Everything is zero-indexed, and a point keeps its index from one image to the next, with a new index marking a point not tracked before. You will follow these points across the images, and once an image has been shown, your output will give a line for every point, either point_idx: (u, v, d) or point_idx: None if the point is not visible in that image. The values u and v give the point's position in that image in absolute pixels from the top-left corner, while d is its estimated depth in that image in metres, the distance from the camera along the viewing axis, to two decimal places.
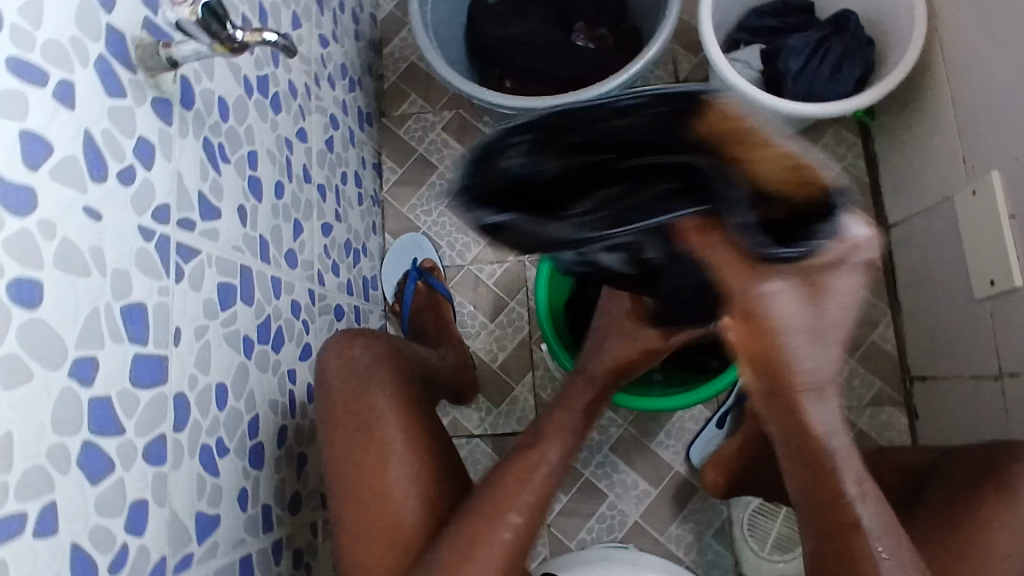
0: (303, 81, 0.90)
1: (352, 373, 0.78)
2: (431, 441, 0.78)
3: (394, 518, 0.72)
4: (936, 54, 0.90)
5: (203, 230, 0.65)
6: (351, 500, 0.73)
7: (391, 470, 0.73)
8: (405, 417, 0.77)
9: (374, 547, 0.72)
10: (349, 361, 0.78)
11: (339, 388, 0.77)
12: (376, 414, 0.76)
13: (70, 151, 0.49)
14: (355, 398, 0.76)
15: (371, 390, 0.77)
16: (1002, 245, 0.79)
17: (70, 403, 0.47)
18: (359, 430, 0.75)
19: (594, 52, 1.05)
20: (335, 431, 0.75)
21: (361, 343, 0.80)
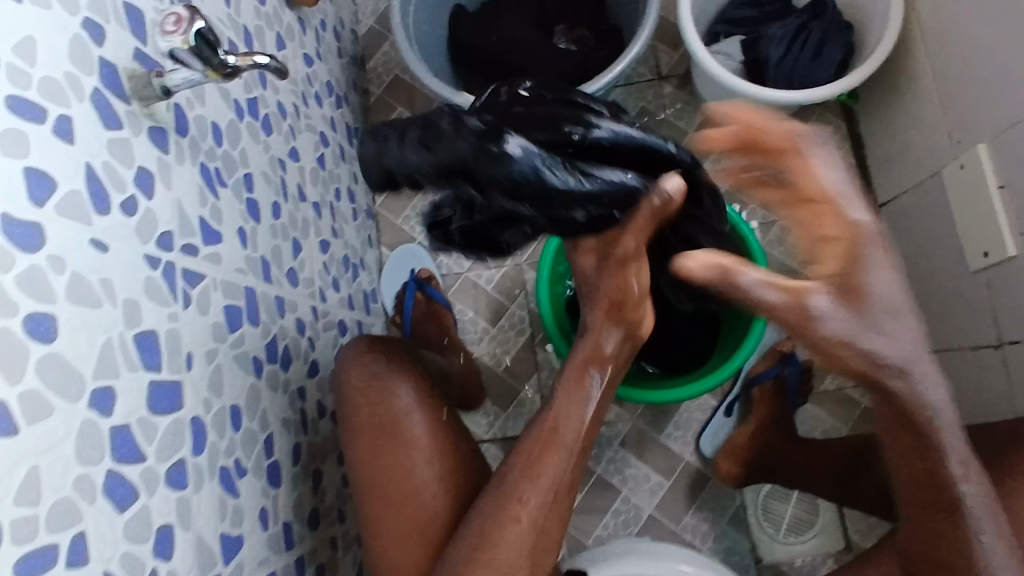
0: (291, 101, 0.90)
1: (369, 379, 0.77)
2: (454, 439, 0.79)
3: (428, 519, 0.73)
4: (913, 33, 0.92)
5: (207, 254, 0.65)
6: (383, 506, 0.74)
7: (418, 472, 0.74)
8: (426, 412, 0.78)
9: (408, 540, 0.73)
10: (365, 367, 0.78)
11: (359, 395, 0.77)
12: (398, 417, 0.76)
13: (73, 185, 0.49)
14: (376, 403, 0.77)
15: (390, 389, 0.77)
16: (993, 215, 0.80)
17: (91, 435, 0.47)
18: (383, 435, 0.75)
19: (577, 54, 1.06)
20: (359, 438, 0.76)
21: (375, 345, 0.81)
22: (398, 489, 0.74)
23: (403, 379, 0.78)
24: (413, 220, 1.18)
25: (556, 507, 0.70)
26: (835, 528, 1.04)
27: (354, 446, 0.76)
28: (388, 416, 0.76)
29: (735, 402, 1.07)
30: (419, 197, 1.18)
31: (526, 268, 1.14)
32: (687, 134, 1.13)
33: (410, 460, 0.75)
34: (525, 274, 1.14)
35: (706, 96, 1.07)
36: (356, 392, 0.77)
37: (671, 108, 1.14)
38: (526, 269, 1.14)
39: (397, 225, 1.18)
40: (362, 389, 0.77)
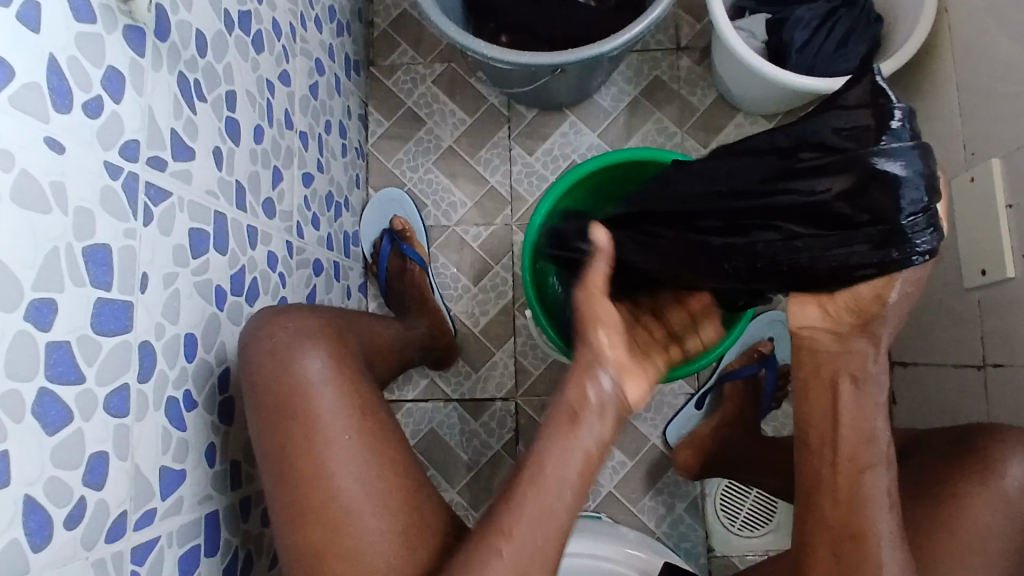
0: (287, 21, 0.85)
1: (279, 351, 0.68)
2: (375, 420, 0.70)
3: (345, 517, 0.65)
4: (945, 35, 0.88)
5: (175, 170, 0.61)
6: (296, 501, 0.65)
7: (332, 463, 0.66)
8: (337, 391, 0.69)
9: (314, 535, 0.65)
10: (270, 340, 0.69)
11: (264, 372, 0.67)
12: (311, 400, 0.67)
13: (33, 77, 0.45)
14: (280, 379, 0.67)
15: (295, 366, 0.68)
16: (998, 235, 0.78)
17: (27, 348, 0.44)
18: (294, 418, 0.66)
19: (595, 12, 1.00)
20: (264, 419, 0.67)
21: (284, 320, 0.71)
22: (311, 480, 0.65)
23: (306, 355, 0.69)
24: (405, 165, 1.13)
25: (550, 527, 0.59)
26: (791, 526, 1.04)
27: (259, 428, 0.67)
28: (299, 397, 0.67)
29: (706, 396, 1.04)
30: (415, 142, 1.13)
31: (516, 230, 1.10)
32: (698, 112, 1.10)
33: (322, 448, 0.66)
34: (514, 236, 1.10)
35: (722, 73, 1.03)
36: (260, 369, 0.68)
37: (685, 83, 1.11)
38: (516, 231, 1.11)
39: (388, 168, 1.13)
40: (268, 365, 0.67)
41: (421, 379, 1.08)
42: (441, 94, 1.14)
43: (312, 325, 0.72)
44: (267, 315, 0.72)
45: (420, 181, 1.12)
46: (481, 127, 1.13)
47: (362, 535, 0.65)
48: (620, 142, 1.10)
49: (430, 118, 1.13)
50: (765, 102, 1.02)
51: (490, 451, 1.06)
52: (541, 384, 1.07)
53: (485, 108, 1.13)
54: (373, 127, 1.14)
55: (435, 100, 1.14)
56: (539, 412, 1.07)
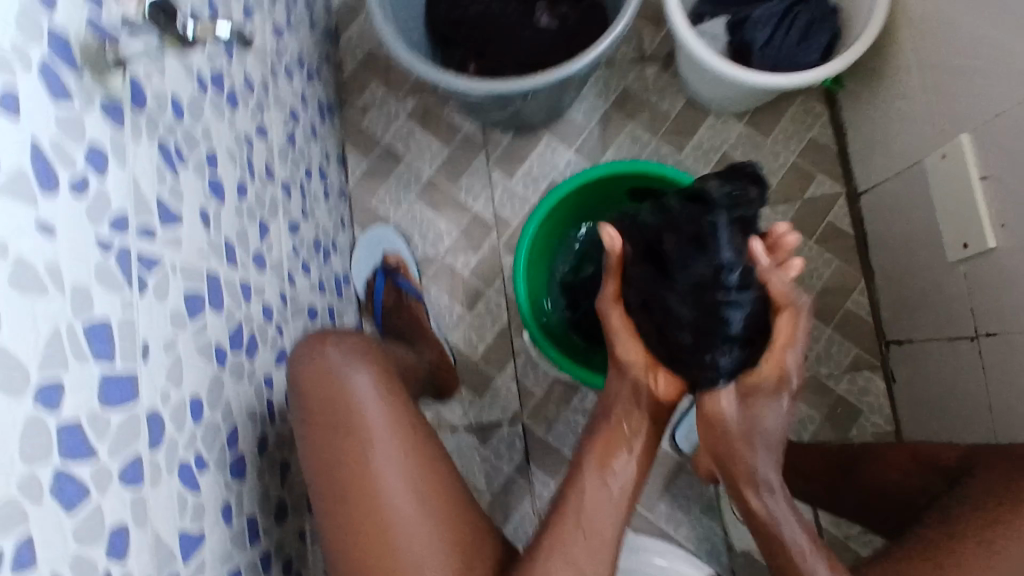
0: (259, 75, 0.86)
1: (330, 371, 0.71)
2: (423, 438, 0.72)
3: (394, 529, 0.66)
4: (901, 19, 0.90)
5: (165, 237, 0.62)
6: (348, 514, 0.67)
7: (383, 474, 0.67)
8: (385, 406, 0.71)
9: (365, 548, 0.66)
10: (321, 359, 0.72)
11: (315, 389, 0.70)
12: (360, 414, 0.69)
13: (18, 164, 0.45)
14: (332, 396, 0.70)
15: (347, 385, 0.70)
16: (974, 207, 0.80)
17: (39, 432, 0.44)
18: (345, 431, 0.69)
19: (558, 33, 1.02)
20: (316, 435, 0.69)
21: (333, 340, 0.74)
22: (361, 492, 0.67)
23: (357, 371, 0.72)
24: (388, 201, 1.14)
25: (596, 551, 0.68)
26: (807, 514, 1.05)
27: (310, 445, 0.69)
28: (349, 411, 0.69)
29: None
30: (395, 177, 1.14)
31: (504, 253, 1.12)
32: (669, 118, 1.12)
33: (373, 460, 0.68)
34: (502, 259, 1.11)
35: (688, 79, 1.05)
36: (312, 388, 0.71)
37: (653, 91, 1.13)
38: (504, 254, 1.12)
39: (371, 207, 1.14)
40: (319, 383, 0.71)
41: (426, 410, 1.08)
42: (416, 128, 1.15)
43: (359, 346, 0.76)
44: (317, 339, 0.75)
45: (405, 215, 1.13)
46: (459, 156, 1.14)
47: (410, 546, 0.65)
48: (597, 156, 1.12)
49: (407, 152, 1.15)
50: (734, 101, 1.04)
51: (503, 474, 1.06)
52: (546, 402, 1.08)
53: (460, 137, 1.15)
54: (352, 167, 1.15)
55: (411, 134, 1.15)
56: (547, 430, 1.07)
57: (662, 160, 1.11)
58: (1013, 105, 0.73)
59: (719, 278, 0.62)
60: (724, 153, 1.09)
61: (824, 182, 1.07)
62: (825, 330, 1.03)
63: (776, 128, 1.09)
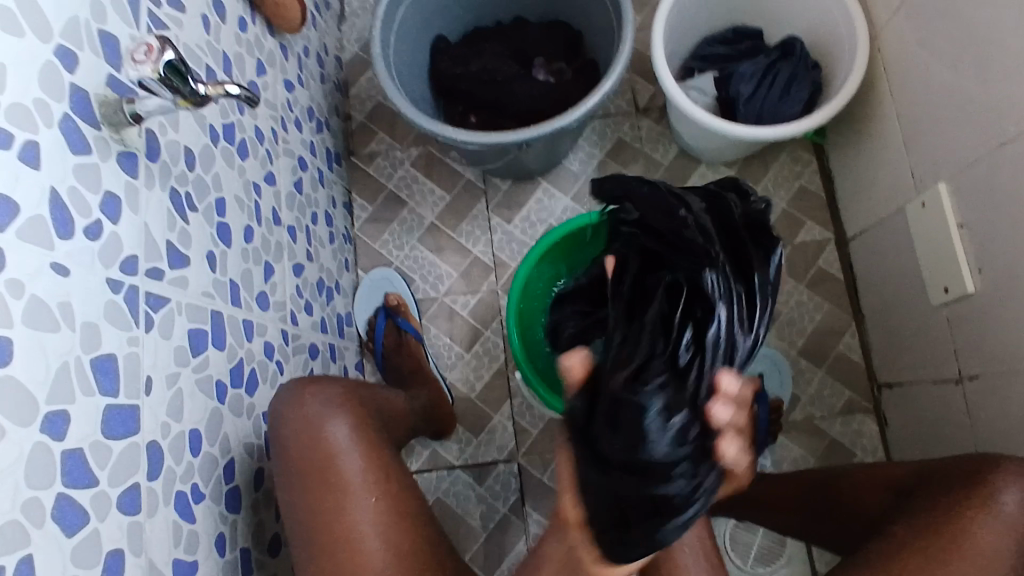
0: (269, 126, 0.92)
1: (310, 420, 0.73)
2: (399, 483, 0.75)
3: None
4: (880, 73, 0.94)
5: (172, 278, 0.66)
6: (329, 565, 0.69)
7: (363, 526, 0.70)
8: (364, 453, 0.74)
9: None
10: (301, 410, 0.73)
11: (299, 440, 0.72)
12: (341, 467, 0.72)
13: (36, 210, 0.50)
14: (312, 445, 0.72)
15: (327, 432, 0.73)
16: (953, 254, 0.82)
17: (43, 458, 0.47)
18: (327, 483, 0.71)
19: (554, 87, 1.08)
20: (299, 485, 0.71)
21: (314, 389, 0.76)
22: (344, 543, 0.69)
23: (336, 418, 0.74)
24: (390, 244, 1.18)
25: None
26: (803, 559, 1.04)
27: (292, 496, 0.70)
28: (332, 464, 0.71)
29: None
30: (398, 222, 1.19)
31: (503, 295, 1.15)
32: (662, 166, 1.16)
33: (353, 512, 0.70)
34: (501, 301, 1.15)
35: (679, 130, 1.10)
36: (293, 439, 0.72)
37: (647, 141, 1.17)
38: (503, 296, 1.15)
39: (374, 249, 1.18)
40: (301, 435, 0.72)
41: (424, 449, 1.10)
42: (419, 175, 1.20)
43: (339, 395, 0.77)
44: (298, 384, 0.76)
45: (407, 258, 1.18)
46: (460, 202, 1.19)
47: None
48: (592, 202, 1.16)
49: (411, 198, 1.20)
50: (724, 150, 1.07)
51: (498, 514, 1.07)
52: (542, 441, 1.09)
53: (461, 184, 1.19)
54: (358, 212, 1.20)
55: (414, 181, 1.20)
56: (542, 470, 1.09)
57: None
58: (985, 155, 0.76)
59: (652, 459, 0.56)
60: None
61: (814, 228, 1.10)
62: (817, 373, 1.05)
63: (766, 177, 1.13)
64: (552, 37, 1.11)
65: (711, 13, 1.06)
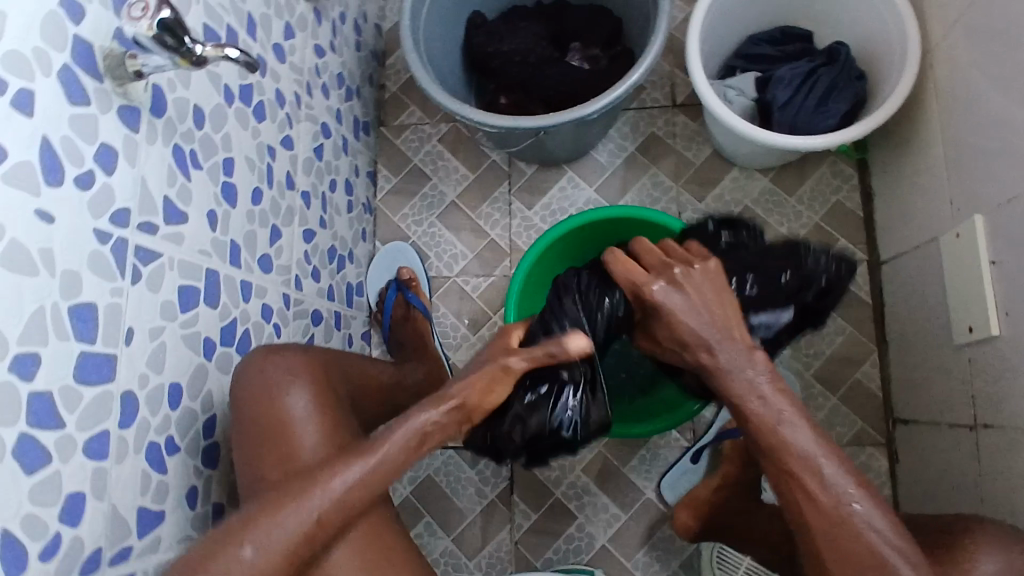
0: (293, 90, 0.92)
1: (268, 385, 0.72)
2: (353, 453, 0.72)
3: (321, 476, 0.63)
4: (930, 89, 0.88)
5: (167, 233, 0.67)
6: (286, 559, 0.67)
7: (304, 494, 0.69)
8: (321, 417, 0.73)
9: None
10: (261, 374, 0.73)
11: (251, 407, 0.71)
12: (292, 436, 0.70)
13: (24, 156, 0.51)
14: (260, 395, 0.71)
15: (280, 396, 0.72)
16: (982, 293, 0.77)
17: (8, 397, 0.49)
18: (273, 448, 0.70)
19: (586, 74, 1.05)
20: (246, 443, 0.70)
21: (277, 358, 0.75)
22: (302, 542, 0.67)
23: (299, 383, 0.73)
24: (410, 218, 1.18)
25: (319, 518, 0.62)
26: None
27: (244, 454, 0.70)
28: (284, 432, 0.70)
29: (703, 450, 1.01)
30: (419, 197, 1.18)
31: None
32: (693, 166, 1.12)
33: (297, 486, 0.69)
34: None
35: (713, 130, 1.05)
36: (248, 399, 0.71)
37: (681, 138, 1.13)
38: None
39: (394, 222, 1.18)
40: (256, 402, 0.71)
41: None
42: (445, 152, 1.19)
43: (306, 363, 0.76)
44: (262, 353, 0.75)
45: (424, 233, 1.17)
46: (483, 182, 1.17)
47: None
48: (616, 195, 1.13)
49: (435, 174, 1.19)
50: (757, 156, 1.03)
51: (486, 500, 1.07)
52: None
53: (487, 164, 1.18)
54: (382, 183, 1.20)
55: (440, 157, 1.19)
56: None
57: (682, 208, 1.11)
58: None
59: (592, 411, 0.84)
60: (746, 207, 1.08)
61: (846, 247, 1.05)
62: (830, 399, 1.00)
63: (801, 188, 1.07)
64: (592, 23, 1.08)
65: (759, 11, 1.01)
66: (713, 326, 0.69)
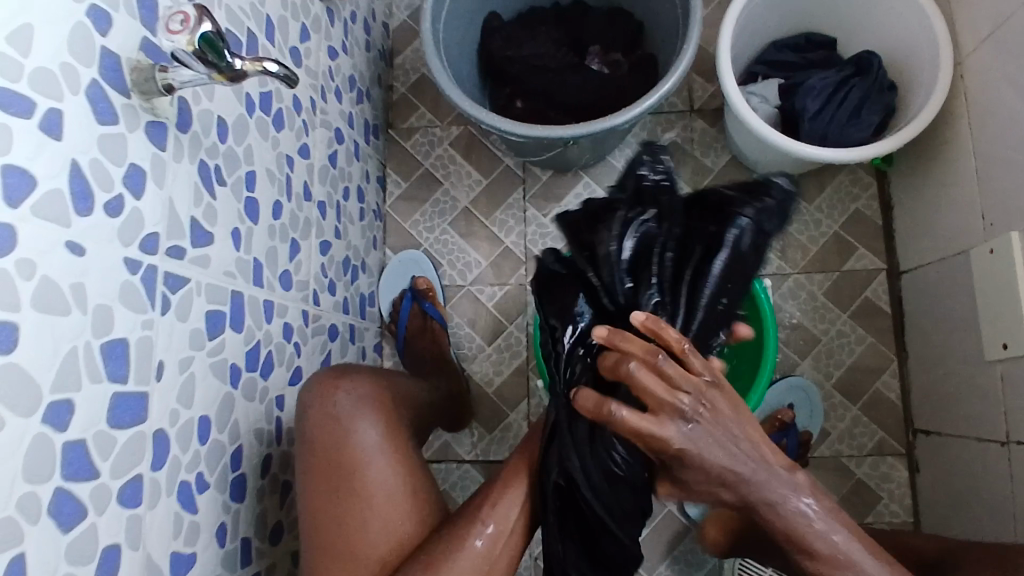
0: (308, 95, 0.88)
1: (338, 422, 0.71)
2: (423, 500, 0.72)
3: (475, 517, 0.70)
4: (960, 100, 0.87)
5: (194, 257, 0.63)
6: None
7: (372, 545, 0.68)
8: (395, 459, 0.72)
9: None
10: (331, 406, 0.72)
11: (321, 453, 0.70)
12: (365, 475, 0.70)
13: (55, 184, 0.47)
14: (333, 442, 0.70)
15: (352, 438, 0.71)
16: (1019, 312, 0.77)
17: (44, 450, 0.45)
18: (346, 497, 0.69)
19: (607, 78, 1.02)
20: (317, 485, 0.70)
21: (346, 385, 0.73)
22: None
23: (369, 417, 0.72)
24: (421, 225, 1.15)
25: None
26: None
27: (312, 498, 0.69)
28: (355, 476, 0.69)
29: None
30: (431, 203, 1.15)
31: (530, 290, 1.11)
32: (712, 173, 1.10)
33: (371, 531, 0.68)
34: (528, 295, 1.11)
35: (735, 137, 1.04)
36: (318, 433, 0.71)
37: (699, 144, 1.11)
38: (530, 291, 1.11)
39: (404, 229, 1.15)
40: (327, 444, 0.70)
41: (435, 439, 1.08)
42: (457, 156, 1.16)
43: (370, 393, 0.75)
44: (324, 381, 0.74)
45: (436, 241, 1.14)
46: (497, 188, 1.14)
47: None
48: None
49: (447, 179, 1.15)
50: (781, 164, 1.01)
51: None
52: None
53: (500, 169, 1.15)
54: (391, 187, 1.16)
55: (452, 162, 1.16)
56: None
57: None
58: None
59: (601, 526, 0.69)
60: None
61: (866, 257, 1.04)
62: (851, 410, 1.01)
63: (821, 196, 1.06)
64: (611, 26, 1.05)
65: (783, 17, 0.99)
66: (760, 466, 0.59)
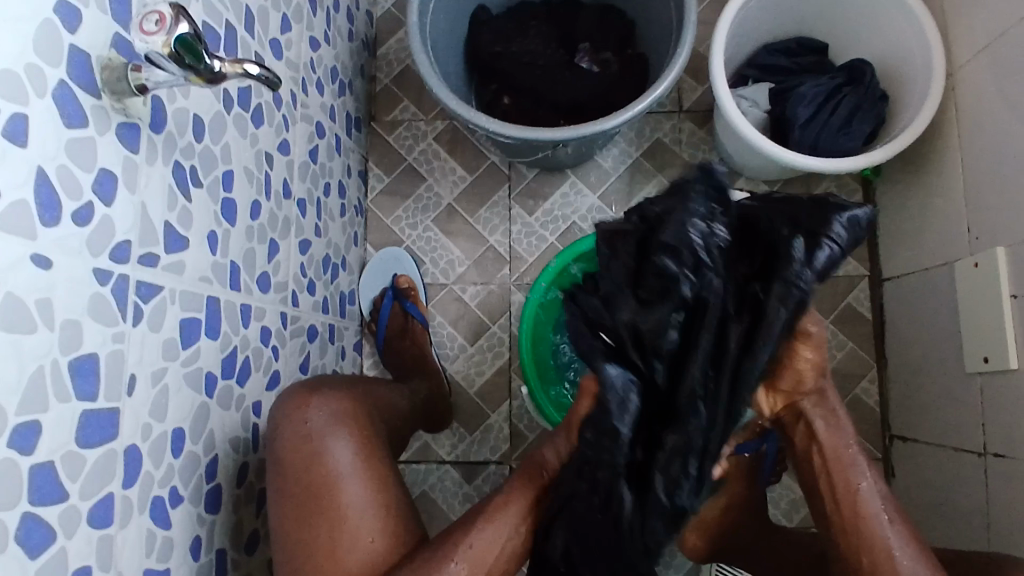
0: (289, 89, 0.85)
1: (311, 441, 0.70)
2: (396, 516, 0.72)
3: (449, 553, 0.69)
4: (950, 112, 0.87)
5: (168, 264, 0.60)
6: None
7: (349, 564, 0.67)
8: (366, 476, 0.71)
9: None
10: (302, 426, 0.70)
11: (293, 473, 0.69)
12: (339, 493, 0.69)
13: (20, 195, 0.44)
14: (306, 461, 0.69)
15: (323, 457, 0.70)
16: (1002, 328, 0.77)
17: (10, 476, 0.43)
18: (320, 516, 0.68)
19: (596, 77, 1.00)
20: (290, 505, 0.68)
21: (316, 403, 0.72)
22: None
23: (340, 435, 0.71)
24: (403, 221, 1.12)
25: None
26: None
27: (284, 517, 0.68)
28: (328, 495, 0.69)
29: None
30: (414, 198, 1.13)
31: (514, 290, 1.10)
32: None
33: (347, 549, 0.67)
34: (511, 295, 1.09)
35: (723, 141, 1.03)
36: (290, 453, 0.69)
37: (686, 145, 1.10)
38: (513, 291, 1.10)
39: (386, 224, 1.12)
40: (301, 463, 0.69)
41: (415, 440, 1.07)
42: (441, 151, 1.14)
43: (341, 409, 0.74)
44: (294, 398, 0.72)
45: (419, 238, 1.12)
46: (481, 184, 1.12)
47: None
48: (621, 203, 1.10)
49: (430, 175, 1.13)
50: (767, 170, 1.01)
51: None
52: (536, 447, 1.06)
53: (485, 166, 1.13)
54: (373, 182, 1.13)
55: (436, 157, 1.13)
56: None
57: None
58: None
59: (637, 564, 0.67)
60: None
61: (849, 263, 1.05)
62: None
63: None
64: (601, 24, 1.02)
65: (776, 20, 0.98)
66: None
